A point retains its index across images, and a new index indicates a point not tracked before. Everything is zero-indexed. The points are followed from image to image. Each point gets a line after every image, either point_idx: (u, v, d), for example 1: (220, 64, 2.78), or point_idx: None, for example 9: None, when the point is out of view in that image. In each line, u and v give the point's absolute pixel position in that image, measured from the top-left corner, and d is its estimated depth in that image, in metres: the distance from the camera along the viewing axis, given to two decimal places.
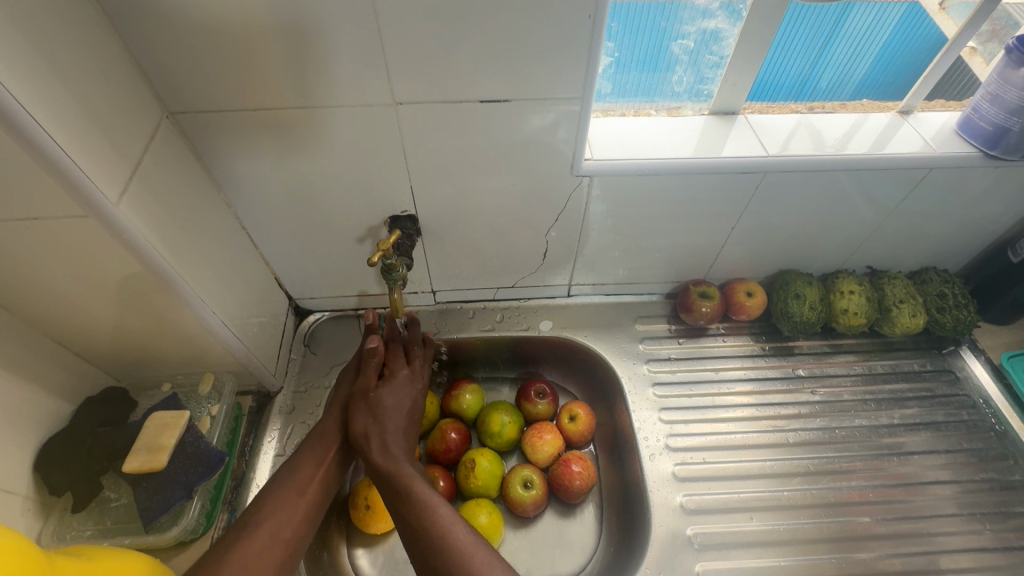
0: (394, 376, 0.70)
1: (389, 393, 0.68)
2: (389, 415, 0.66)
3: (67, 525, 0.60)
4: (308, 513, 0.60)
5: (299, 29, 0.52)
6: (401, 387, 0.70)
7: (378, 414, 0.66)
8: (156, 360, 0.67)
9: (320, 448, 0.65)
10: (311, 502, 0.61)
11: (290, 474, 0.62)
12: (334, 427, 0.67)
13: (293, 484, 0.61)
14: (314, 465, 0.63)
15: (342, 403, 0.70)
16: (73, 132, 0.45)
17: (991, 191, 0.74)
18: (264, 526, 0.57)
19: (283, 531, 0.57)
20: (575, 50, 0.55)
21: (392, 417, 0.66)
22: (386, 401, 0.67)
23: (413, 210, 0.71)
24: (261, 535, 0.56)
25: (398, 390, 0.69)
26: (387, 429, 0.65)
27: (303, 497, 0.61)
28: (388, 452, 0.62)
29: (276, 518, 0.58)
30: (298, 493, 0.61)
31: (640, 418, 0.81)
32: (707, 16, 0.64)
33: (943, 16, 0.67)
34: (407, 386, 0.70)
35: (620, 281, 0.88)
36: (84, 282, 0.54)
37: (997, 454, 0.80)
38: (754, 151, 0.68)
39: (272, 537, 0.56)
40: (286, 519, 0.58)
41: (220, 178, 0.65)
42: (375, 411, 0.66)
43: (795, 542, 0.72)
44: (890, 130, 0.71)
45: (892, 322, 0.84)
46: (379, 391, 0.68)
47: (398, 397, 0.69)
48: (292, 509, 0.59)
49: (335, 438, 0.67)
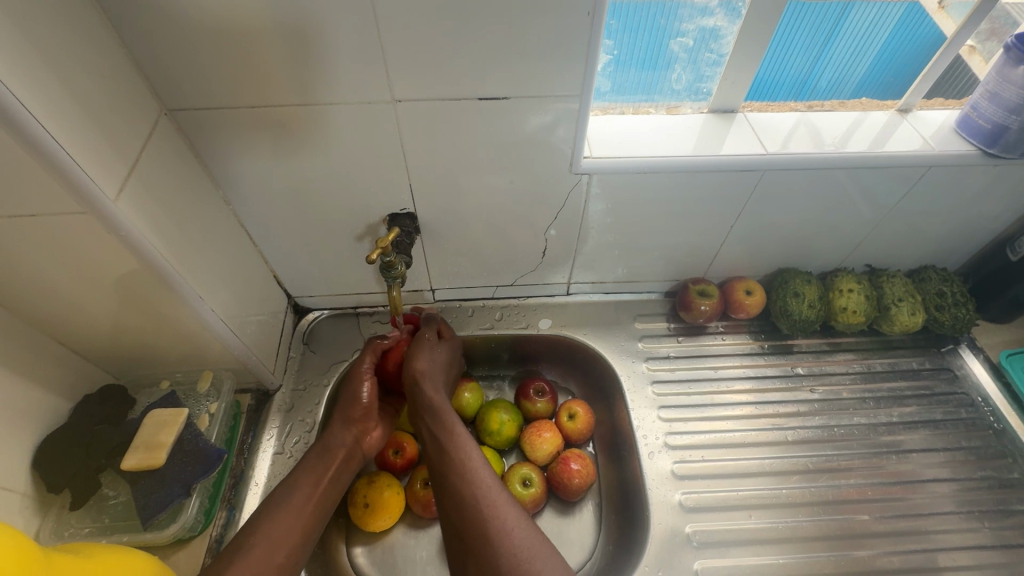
0: (447, 336, 0.77)
1: (440, 343, 0.75)
2: (439, 360, 0.73)
3: (66, 522, 0.60)
4: (303, 534, 0.60)
5: (297, 27, 0.52)
6: (448, 342, 0.76)
7: (432, 358, 0.72)
8: (154, 358, 0.67)
9: (317, 469, 0.65)
10: (307, 524, 0.61)
11: (287, 496, 0.62)
12: (333, 443, 0.68)
13: (288, 506, 0.61)
14: (310, 486, 0.63)
15: (338, 420, 0.70)
16: (71, 130, 0.45)
17: (990, 189, 0.74)
18: (258, 550, 0.56)
19: (277, 555, 0.57)
20: (574, 48, 0.55)
21: (440, 361, 0.73)
22: (436, 350, 0.73)
23: (411, 208, 0.71)
24: (253, 561, 0.55)
25: (445, 344, 0.75)
26: (438, 374, 0.71)
27: (300, 519, 0.60)
28: (439, 394, 0.68)
29: (269, 540, 0.57)
30: (294, 514, 0.60)
31: (639, 416, 0.81)
32: (706, 15, 0.64)
33: (942, 15, 0.66)
34: (451, 345, 0.76)
35: (619, 279, 0.88)
36: (83, 279, 0.54)
37: (995, 452, 0.80)
38: (753, 149, 0.68)
39: (265, 562, 0.56)
40: (279, 542, 0.58)
41: (218, 176, 0.65)
42: (427, 354, 0.72)
43: (793, 540, 0.72)
44: (889, 128, 0.71)
45: (891, 320, 0.84)
46: (427, 341, 0.73)
47: (447, 349, 0.75)
48: (287, 531, 0.59)
49: (332, 458, 0.66)
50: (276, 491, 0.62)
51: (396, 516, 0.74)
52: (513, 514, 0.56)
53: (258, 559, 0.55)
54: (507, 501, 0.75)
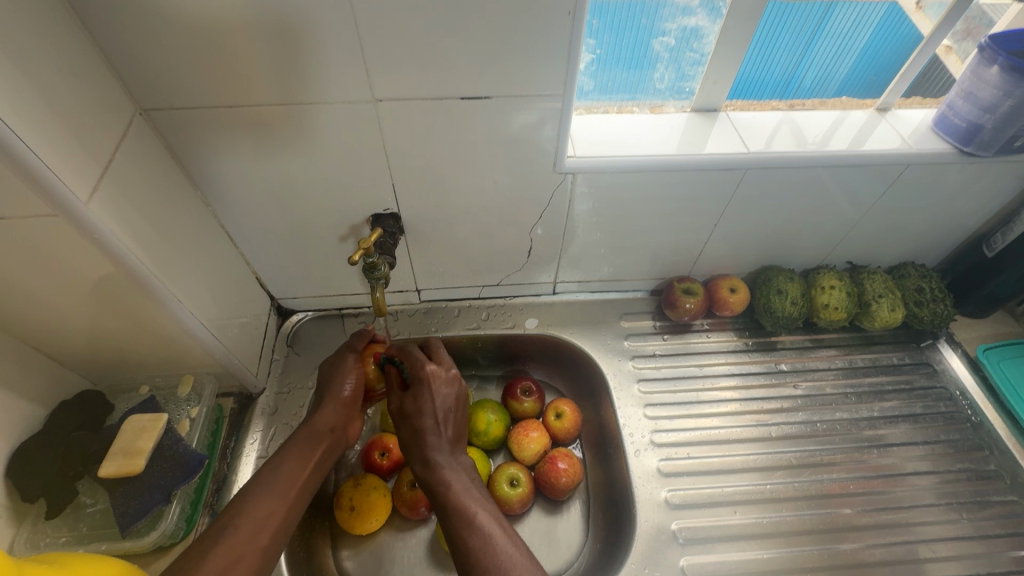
0: (423, 378, 0.65)
1: (427, 393, 0.64)
2: (429, 414, 0.63)
3: (41, 532, 0.59)
4: (285, 518, 0.58)
5: (275, 24, 0.51)
6: (431, 384, 0.64)
7: (419, 417, 0.63)
8: (134, 362, 0.66)
9: (305, 452, 0.64)
10: (292, 507, 0.59)
11: (273, 478, 0.60)
12: (322, 428, 0.66)
13: (274, 487, 0.59)
14: (298, 468, 0.62)
15: (330, 404, 0.68)
16: (40, 132, 0.44)
17: (967, 186, 0.75)
18: (242, 532, 0.54)
19: (261, 537, 0.55)
20: (556, 47, 0.55)
21: (429, 412, 0.63)
22: (418, 402, 0.64)
23: (394, 209, 0.70)
24: (238, 543, 0.53)
25: (432, 387, 0.64)
26: (424, 432, 0.62)
27: (285, 499, 0.59)
28: (433, 456, 0.61)
29: (254, 522, 0.56)
30: (280, 496, 0.59)
31: (625, 415, 0.81)
32: (688, 14, 0.64)
33: (920, 15, 0.67)
34: (438, 385, 0.65)
35: (605, 278, 0.88)
36: (56, 283, 0.53)
37: (973, 445, 0.81)
38: (735, 148, 0.68)
39: (248, 544, 0.54)
40: (264, 524, 0.56)
41: (198, 176, 0.64)
42: (411, 418, 0.63)
43: (778, 535, 0.73)
44: (868, 127, 0.72)
45: (871, 316, 0.85)
46: (409, 402, 0.64)
47: (435, 394, 0.64)
48: (273, 512, 0.57)
49: (320, 444, 0.65)
50: (261, 472, 0.61)
51: (383, 517, 0.73)
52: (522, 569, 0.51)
53: (244, 540, 0.54)
54: (494, 501, 0.75)
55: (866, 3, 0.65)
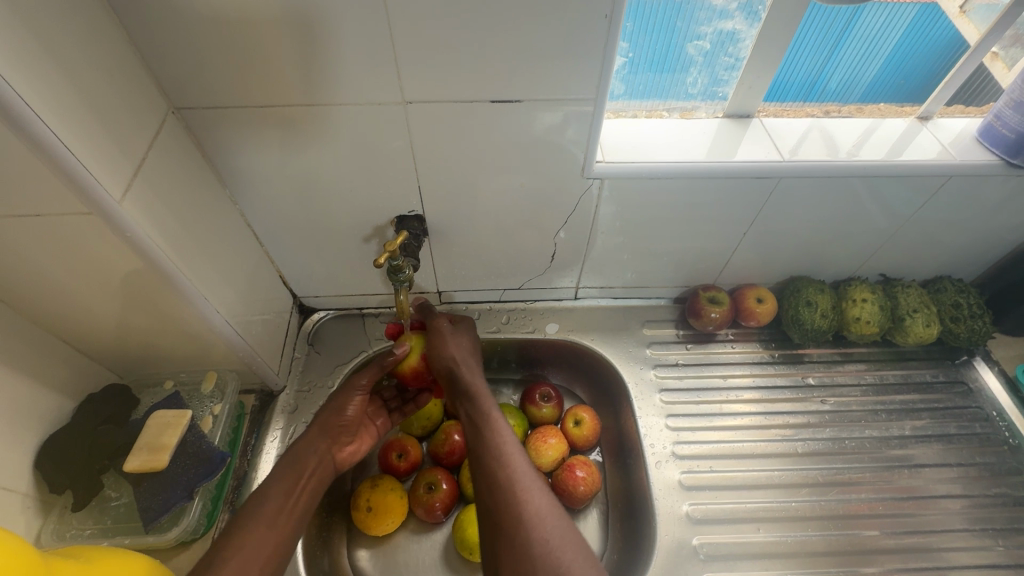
0: (463, 322, 0.74)
1: (464, 332, 0.72)
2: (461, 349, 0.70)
3: (67, 523, 0.60)
4: (278, 547, 0.57)
5: (308, 24, 0.51)
6: (470, 330, 0.73)
7: (458, 352, 0.69)
8: (160, 358, 0.67)
9: (288, 478, 0.63)
10: (282, 534, 0.58)
11: (260, 504, 0.59)
12: (302, 454, 0.65)
13: (261, 515, 0.58)
14: (284, 495, 0.60)
15: (316, 429, 0.68)
16: (77, 132, 0.44)
17: (1012, 200, 0.72)
18: (233, 562, 0.53)
19: (249, 569, 0.53)
20: (590, 50, 0.54)
21: (466, 349, 0.70)
22: (460, 340, 0.70)
23: (419, 211, 0.70)
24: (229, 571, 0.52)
25: (467, 333, 0.72)
26: (464, 360, 0.68)
27: (273, 529, 0.57)
28: (468, 374, 0.67)
29: (244, 553, 0.54)
30: (266, 525, 0.57)
31: (647, 425, 0.80)
32: (724, 17, 0.62)
33: (964, 19, 0.66)
34: (471, 333, 0.73)
35: (628, 284, 0.86)
36: (88, 278, 0.53)
37: (1009, 469, 0.78)
38: (769, 155, 0.67)
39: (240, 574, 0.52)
40: (252, 556, 0.54)
41: (227, 175, 0.64)
42: (454, 347, 0.69)
43: (801, 554, 0.71)
44: (908, 136, 0.70)
45: (905, 331, 0.82)
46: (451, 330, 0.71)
47: (472, 336, 0.72)
48: (262, 542, 0.56)
49: (303, 469, 0.64)
50: (251, 498, 0.60)
51: (399, 521, 0.73)
52: (548, 502, 0.54)
53: None
54: None
55: (897, 3, 0.63)
